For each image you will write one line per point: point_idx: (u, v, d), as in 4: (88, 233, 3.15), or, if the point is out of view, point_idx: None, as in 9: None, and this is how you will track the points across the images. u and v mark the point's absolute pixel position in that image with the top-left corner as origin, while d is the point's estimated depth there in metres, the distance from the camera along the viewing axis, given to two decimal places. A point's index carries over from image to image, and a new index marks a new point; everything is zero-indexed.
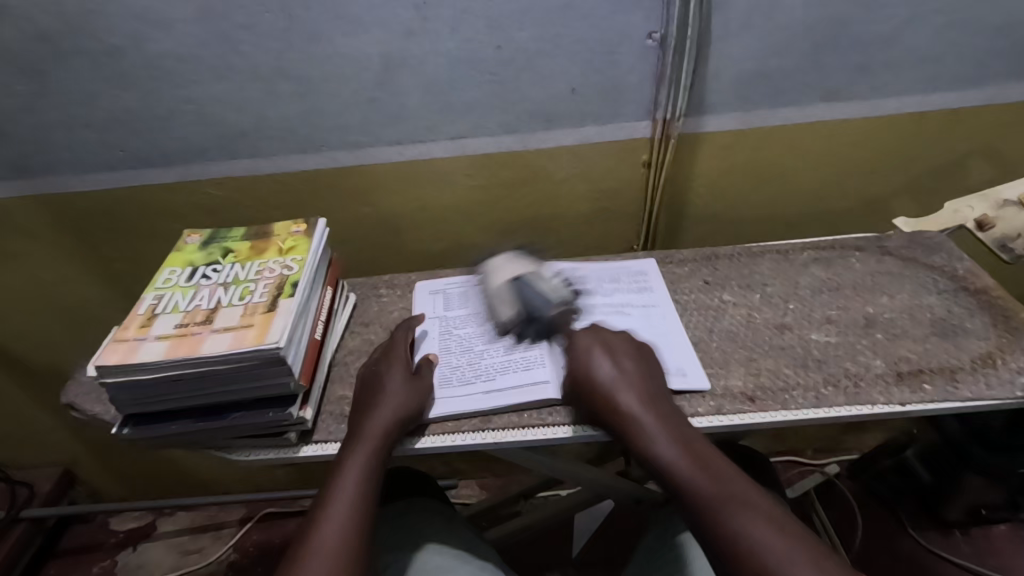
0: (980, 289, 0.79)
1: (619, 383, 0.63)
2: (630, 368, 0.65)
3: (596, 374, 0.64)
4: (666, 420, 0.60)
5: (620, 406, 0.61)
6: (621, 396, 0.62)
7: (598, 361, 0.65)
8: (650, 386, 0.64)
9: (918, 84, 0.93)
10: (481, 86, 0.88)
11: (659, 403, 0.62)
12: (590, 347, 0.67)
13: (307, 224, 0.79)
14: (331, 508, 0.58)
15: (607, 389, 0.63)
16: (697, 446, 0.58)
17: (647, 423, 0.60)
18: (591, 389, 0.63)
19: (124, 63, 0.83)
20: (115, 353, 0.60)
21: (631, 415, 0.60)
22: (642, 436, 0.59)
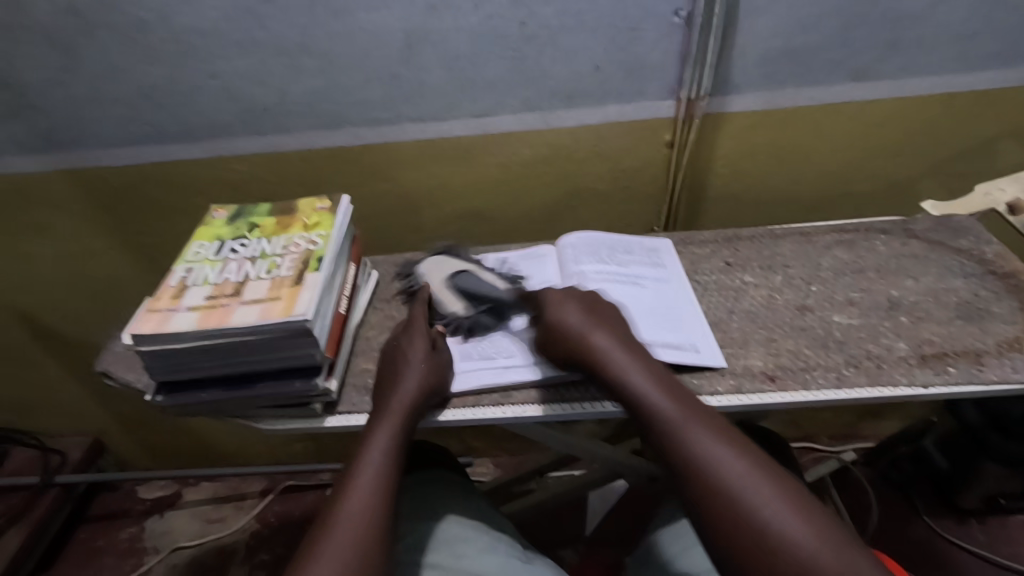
0: (1008, 273, 0.78)
1: (591, 322, 0.65)
2: (602, 314, 0.67)
3: (571, 316, 0.66)
4: (635, 355, 0.62)
5: (593, 342, 0.63)
6: (593, 335, 0.64)
7: (572, 304, 0.67)
8: (624, 333, 0.66)
9: (951, 63, 0.90)
10: (504, 63, 0.88)
11: (626, 342, 0.64)
12: (563, 298, 0.68)
13: (331, 201, 0.80)
14: (356, 480, 0.59)
15: (580, 326, 0.65)
16: (665, 381, 0.59)
17: (619, 358, 0.61)
18: (563, 329, 0.65)
19: (151, 38, 0.84)
20: (149, 323, 0.62)
21: (603, 351, 0.62)
22: (611, 368, 0.61)
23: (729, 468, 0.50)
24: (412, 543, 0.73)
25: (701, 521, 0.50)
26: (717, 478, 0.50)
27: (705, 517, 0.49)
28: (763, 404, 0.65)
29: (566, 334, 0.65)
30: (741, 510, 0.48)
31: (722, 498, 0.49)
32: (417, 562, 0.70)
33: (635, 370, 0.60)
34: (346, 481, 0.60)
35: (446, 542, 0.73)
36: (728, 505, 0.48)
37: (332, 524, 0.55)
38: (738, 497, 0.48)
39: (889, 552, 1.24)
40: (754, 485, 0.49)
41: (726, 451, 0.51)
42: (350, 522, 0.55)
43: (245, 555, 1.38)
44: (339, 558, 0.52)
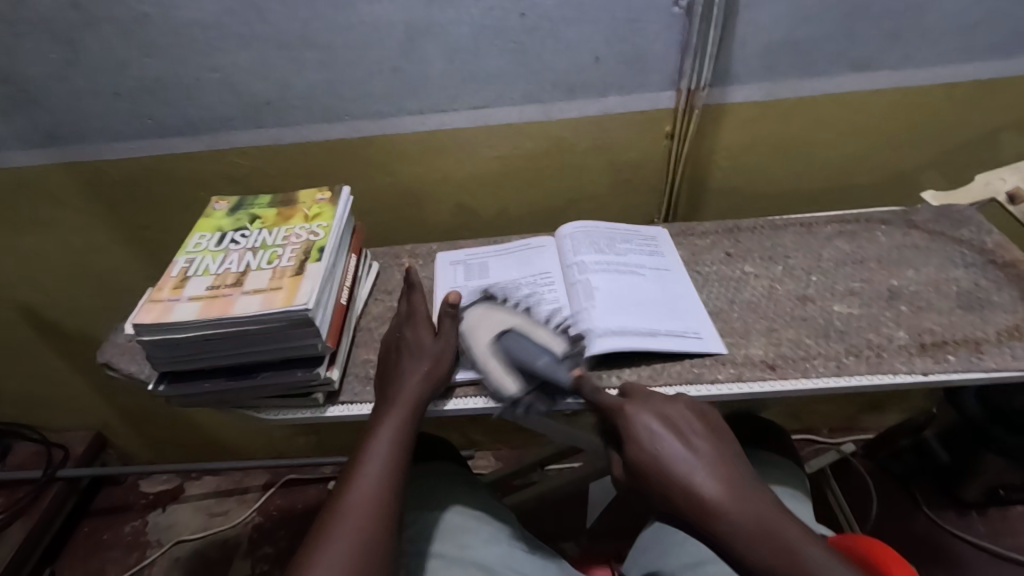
0: (1008, 263, 0.78)
1: (692, 470, 0.52)
2: (695, 445, 0.55)
3: (666, 461, 0.53)
4: (750, 511, 0.49)
5: (700, 501, 0.51)
6: (697, 487, 0.51)
7: (655, 435, 0.55)
8: (719, 465, 0.53)
9: (952, 53, 0.90)
10: (504, 54, 0.88)
11: (734, 486, 0.51)
12: (641, 425, 0.57)
13: (332, 192, 0.80)
14: (363, 469, 0.59)
15: (678, 472, 0.52)
16: (800, 553, 0.47)
17: (736, 525, 0.49)
18: (660, 477, 0.53)
19: (151, 31, 0.83)
20: (151, 313, 0.62)
21: (715, 513, 0.50)
22: (728, 539, 0.49)
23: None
24: (418, 532, 0.73)
25: None
26: None
27: None
28: (764, 391, 0.65)
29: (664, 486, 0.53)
30: None
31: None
32: (423, 551, 0.71)
33: (764, 541, 0.48)
34: (354, 468, 0.60)
35: (450, 531, 0.74)
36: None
37: (340, 512, 0.56)
38: None
39: (889, 544, 1.24)
40: None
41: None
42: (358, 510, 0.56)
43: (248, 548, 1.39)
44: (346, 545, 0.53)
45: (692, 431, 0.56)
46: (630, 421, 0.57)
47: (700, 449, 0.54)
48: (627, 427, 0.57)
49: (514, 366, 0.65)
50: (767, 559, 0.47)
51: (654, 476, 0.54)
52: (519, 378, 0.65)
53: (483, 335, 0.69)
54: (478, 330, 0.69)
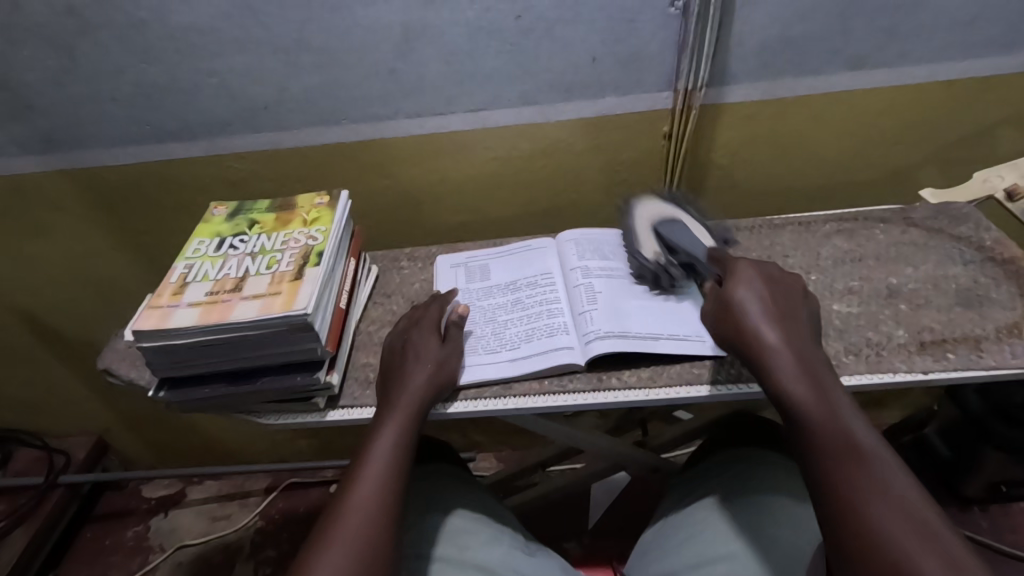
0: (1007, 259, 0.78)
1: (769, 322, 0.63)
2: (778, 307, 0.65)
3: (749, 310, 0.64)
4: (811, 365, 0.60)
5: (766, 336, 0.62)
6: (766, 331, 0.62)
7: (754, 289, 0.66)
8: (793, 325, 0.64)
9: (948, 51, 0.90)
10: (501, 55, 0.88)
11: (800, 337, 0.63)
12: (749, 276, 0.67)
13: (330, 196, 0.80)
14: (365, 472, 0.59)
15: (758, 313, 0.64)
16: (832, 393, 0.58)
17: (784, 355, 0.61)
18: (740, 313, 0.64)
19: (148, 36, 0.84)
20: (150, 319, 0.63)
21: (773, 346, 0.61)
22: (786, 377, 0.59)
23: (890, 529, 0.49)
24: (420, 534, 0.73)
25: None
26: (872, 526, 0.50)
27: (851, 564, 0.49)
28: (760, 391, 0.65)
29: (743, 322, 0.64)
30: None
31: (873, 537, 0.49)
32: (425, 554, 0.71)
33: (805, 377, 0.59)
34: (356, 471, 0.60)
35: (449, 534, 0.73)
36: (879, 545, 0.48)
37: (342, 514, 0.56)
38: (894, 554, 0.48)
39: None
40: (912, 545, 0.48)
41: (895, 510, 0.50)
42: (360, 514, 0.56)
43: (250, 552, 1.39)
44: (347, 548, 0.53)
45: (783, 296, 0.67)
46: (742, 279, 0.67)
47: (793, 310, 0.65)
48: (734, 277, 0.68)
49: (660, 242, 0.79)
50: (804, 390, 0.58)
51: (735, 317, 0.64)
52: (663, 250, 0.78)
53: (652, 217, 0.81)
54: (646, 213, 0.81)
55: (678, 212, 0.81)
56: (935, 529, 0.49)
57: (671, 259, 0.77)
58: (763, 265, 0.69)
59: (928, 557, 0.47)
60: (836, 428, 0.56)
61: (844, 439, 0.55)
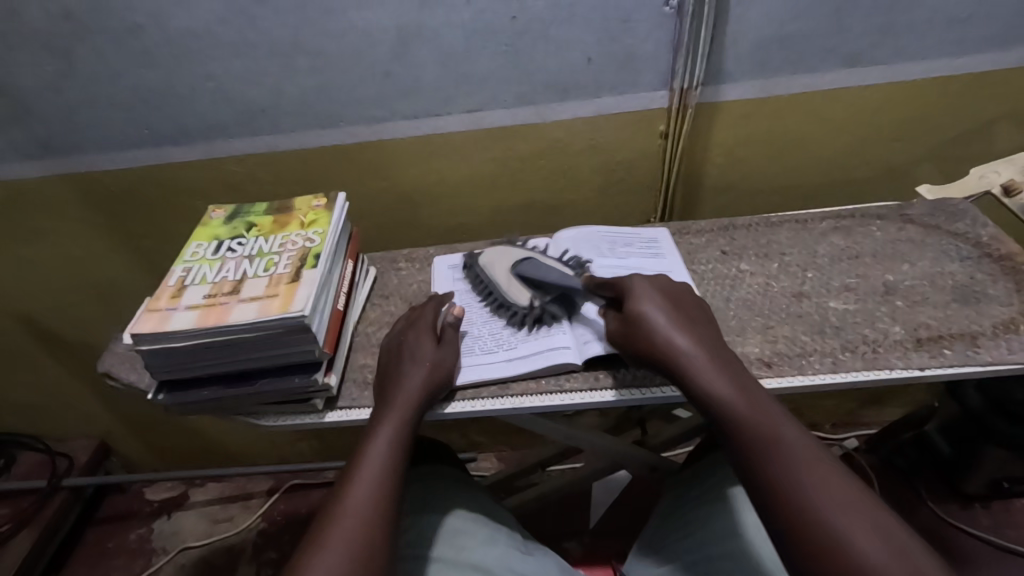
0: (1004, 255, 0.78)
1: (677, 327, 0.64)
2: (682, 313, 0.66)
3: (656, 319, 0.65)
4: (722, 362, 0.61)
5: (681, 350, 0.62)
6: (675, 336, 0.63)
7: (659, 306, 0.66)
8: (701, 330, 0.65)
9: (943, 47, 0.90)
10: (496, 56, 0.88)
11: (710, 346, 0.63)
12: (650, 288, 0.68)
13: (327, 199, 0.81)
14: (362, 471, 0.60)
15: (669, 329, 0.64)
16: (755, 395, 0.58)
17: (701, 365, 0.61)
18: (652, 331, 0.64)
19: (146, 41, 0.84)
20: (148, 322, 0.63)
21: (689, 359, 0.61)
22: (703, 376, 0.60)
23: (836, 522, 0.48)
24: (416, 535, 0.73)
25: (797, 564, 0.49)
26: (806, 506, 0.50)
27: (795, 553, 0.49)
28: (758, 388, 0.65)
29: (657, 337, 0.64)
30: (843, 554, 0.47)
31: (820, 535, 0.48)
32: (422, 556, 0.71)
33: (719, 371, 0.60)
34: (352, 471, 0.61)
35: (447, 535, 0.74)
36: (828, 543, 0.48)
37: (338, 513, 0.57)
38: (833, 532, 0.48)
39: None
40: (848, 519, 0.49)
41: (825, 488, 0.51)
42: (356, 513, 0.56)
43: (252, 553, 1.39)
44: (344, 546, 0.54)
45: (688, 311, 0.67)
46: (643, 298, 0.67)
47: (699, 323, 0.66)
48: (633, 294, 0.68)
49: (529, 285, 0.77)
50: (725, 390, 0.59)
51: (643, 327, 0.65)
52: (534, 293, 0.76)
53: (507, 264, 0.81)
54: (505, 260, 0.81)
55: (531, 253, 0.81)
56: (876, 514, 0.49)
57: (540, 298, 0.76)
58: (660, 284, 0.70)
59: (867, 533, 0.48)
60: (763, 430, 0.55)
61: (774, 440, 0.54)
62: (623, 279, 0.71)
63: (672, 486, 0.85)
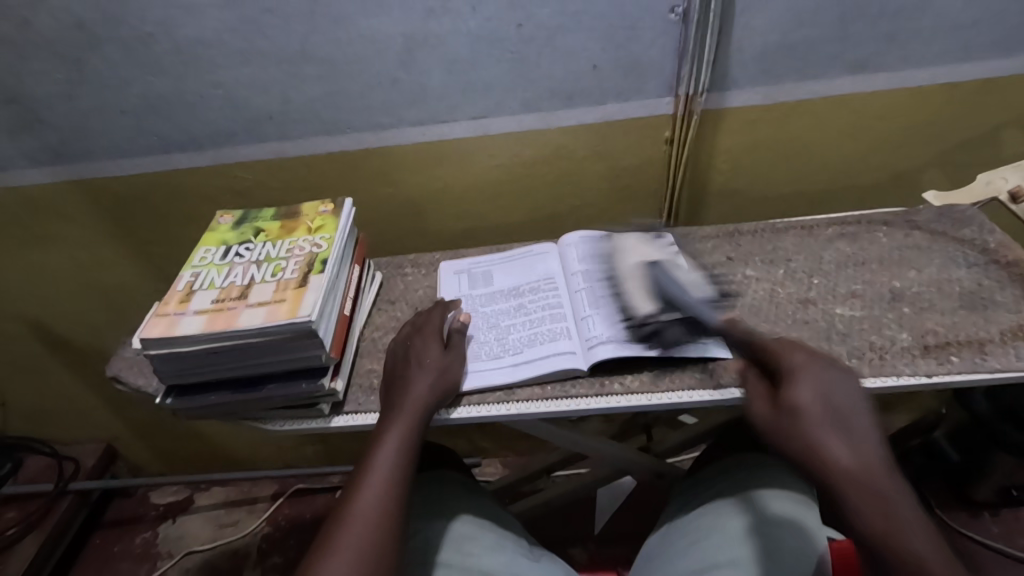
0: (1011, 262, 0.78)
1: (835, 436, 0.52)
2: (842, 412, 0.54)
3: (809, 422, 0.53)
4: (887, 493, 0.49)
5: (832, 457, 0.51)
6: (828, 448, 0.51)
7: (815, 392, 0.55)
8: (867, 439, 0.52)
9: (950, 54, 0.90)
10: (502, 64, 0.89)
11: (868, 447, 0.52)
12: (809, 370, 0.57)
13: (334, 204, 0.81)
14: (371, 476, 0.60)
15: (822, 426, 0.53)
16: (922, 547, 0.46)
17: (862, 490, 0.49)
18: (804, 427, 0.53)
19: (156, 49, 0.85)
20: (157, 327, 0.63)
21: (846, 479, 0.50)
22: (855, 505, 0.49)
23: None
24: (421, 539, 0.73)
25: None
26: None
27: None
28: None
29: (807, 435, 0.53)
30: None
31: None
32: (427, 560, 0.71)
33: (881, 503, 0.48)
34: (361, 475, 0.60)
35: (455, 540, 0.74)
36: None
37: (346, 519, 0.57)
38: None
39: None
40: None
41: None
42: (364, 518, 0.56)
43: (257, 558, 1.39)
44: (351, 553, 0.54)
45: (852, 406, 0.55)
46: (802, 381, 0.56)
47: (859, 416, 0.54)
48: (790, 377, 0.57)
49: (655, 294, 0.74)
50: (887, 532, 0.47)
51: (793, 426, 0.54)
52: (654, 306, 0.73)
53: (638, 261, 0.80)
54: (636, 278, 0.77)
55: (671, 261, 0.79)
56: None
57: (662, 314, 0.72)
58: (821, 362, 0.58)
59: None
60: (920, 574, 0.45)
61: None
62: (784, 351, 0.60)
63: (679, 493, 0.85)
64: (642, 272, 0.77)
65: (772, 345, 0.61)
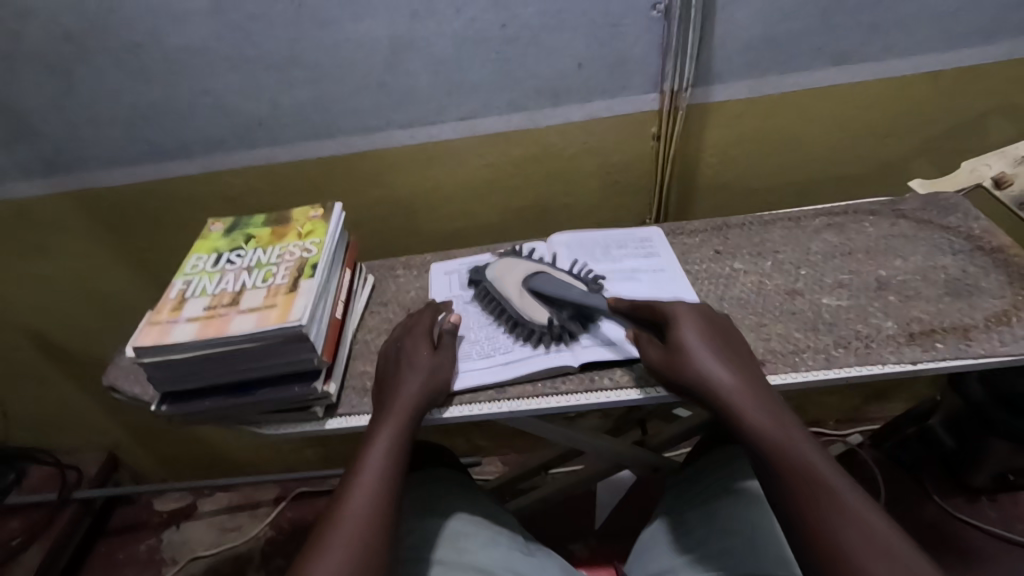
0: (996, 248, 0.78)
1: (715, 360, 0.61)
2: (718, 340, 0.63)
3: (695, 353, 0.62)
4: (755, 395, 0.59)
5: (719, 381, 0.60)
6: (712, 370, 0.60)
7: (697, 329, 0.63)
8: (739, 357, 0.63)
9: (931, 43, 0.91)
10: (488, 64, 0.89)
11: (744, 374, 0.61)
12: (691, 314, 0.65)
13: (324, 208, 0.82)
14: (362, 476, 0.61)
15: (704, 353, 0.62)
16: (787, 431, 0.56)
17: (740, 395, 0.59)
18: (691, 358, 0.61)
19: (144, 59, 0.86)
20: (150, 335, 0.64)
21: (728, 388, 0.60)
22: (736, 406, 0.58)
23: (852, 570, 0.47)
24: (418, 538, 0.74)
25: None
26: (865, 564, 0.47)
27: None
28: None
29: (692, 364, 0.61)
30: None
31: None
32: (424, 559, 0.71)
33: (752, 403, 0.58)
34: (353, 476, 0.61)
35: (451, 537, 0.74)
36: None
37: (341, 517, 0.58)
38: None
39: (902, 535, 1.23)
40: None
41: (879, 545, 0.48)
42: (356, 516, 0.58)
43: (260, 562, 1.40)
44: (345, 551, 0.55)
45: (726, 337, 0.65)
46: (687, 322, 0.64)
47: (733, 346, 0.64)
48: (678, 321, 0.64)
49: (544, 301, 0.75)
50: (764, 423, 0.57)
51: (683, 360, 0.62)
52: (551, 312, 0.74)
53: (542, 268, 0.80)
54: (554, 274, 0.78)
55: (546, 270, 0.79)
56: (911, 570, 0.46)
57: (562, 313, 0.74)
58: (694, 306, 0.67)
59: None
60: (795, 471, 0.53)
61: (805, 483, 0.52)
62: (660, 305, 0.67)
63: (673, 485, 0.85)
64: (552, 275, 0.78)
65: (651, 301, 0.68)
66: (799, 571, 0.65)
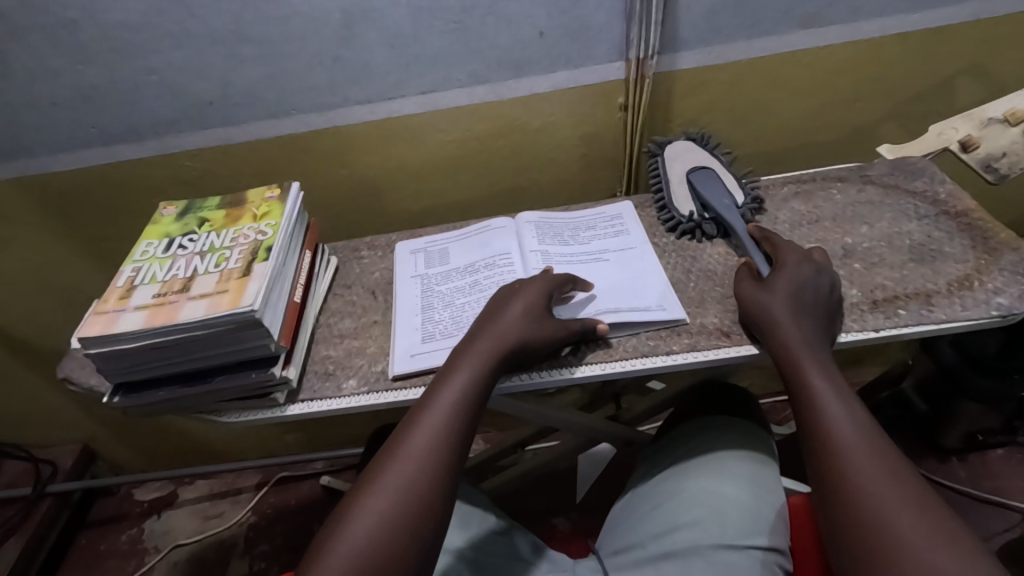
0: (961, 212, 0.78)
1: (778, 301, 0.63)
2: (803, 288, 0.64)
3: (764, 294, 0.65)
4: (810, 340, 0.61)
5: (775, 321, 0.62)
6: (773, 310, 0.63)
7: (781, 275, 0.66)
8: (812, 307, 0.63)
9: (899, 4, 0.89)
10: (446, 35, 0.86)
11: (823, 346, 0.61)
12: (788, 267, 0.67)
13: (280, 189, 0.79)
14: (426, 419, 0.58)
15: (773, 293, 0.64)
16: (828, 374, 0.58)
17: (793, 335, 0.61)
18: (761, 298, 0.65)
19: (81, 36, 0.81)
20: (95, 326, 0.62)
21: (782, 328, 0.62)
22: (783, 344, 0.61)
23: (914, 543, 0.45)
24: None
25: (833, 530, 0.50)
26: (865, 490, 0.49)
27: (836, 528, 0.50)
28: (761, 351, 0.66)
29: (758, 303, 0.65)
30: (876, 534, 0.47)
31: (866, 516, 0.48)
32: None
33: (801, 344, 0.60)
34: (413, 425, 0.58)
35: None
36: (871, 526, 0.47)
37: (389, 465, 0.55)
38: (877, 517, 0.48)
39: None
40: (902, 518, 0.47)
41: (884, 480, 0.49)
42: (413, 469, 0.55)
43: (244, 547, 1.40)
44: (398, 494, 0.53)
45: (808, 286, 0.65)
46: (793, 273, 0.66)
47: (814, 293, 0.64)
48: (779, 267, 0.67)
49: (696, 197, 0.84)
50: (809, 364, 0.59)
51: (753, 300, 0.65)
52: (696, 207, 0.84)
53: (682, 168, 0.86)
54: (680, 169, 0.86)
55: (714, 165, 0.86)
56: (966, 543, 0.45)
57: (702, 214, 0.83)
58: (802, 255, 0.68)
59: (914, 525, 0.46)
60: (849, 424, 0.54)
61: (860, 434, 0.53)
62: (783, 251, 0.69)
63: (645, 458, 0.85)
64: (686, 175, 0.86)
65: (780, 244, 0.71)
66: (761, 542, 0.66)
